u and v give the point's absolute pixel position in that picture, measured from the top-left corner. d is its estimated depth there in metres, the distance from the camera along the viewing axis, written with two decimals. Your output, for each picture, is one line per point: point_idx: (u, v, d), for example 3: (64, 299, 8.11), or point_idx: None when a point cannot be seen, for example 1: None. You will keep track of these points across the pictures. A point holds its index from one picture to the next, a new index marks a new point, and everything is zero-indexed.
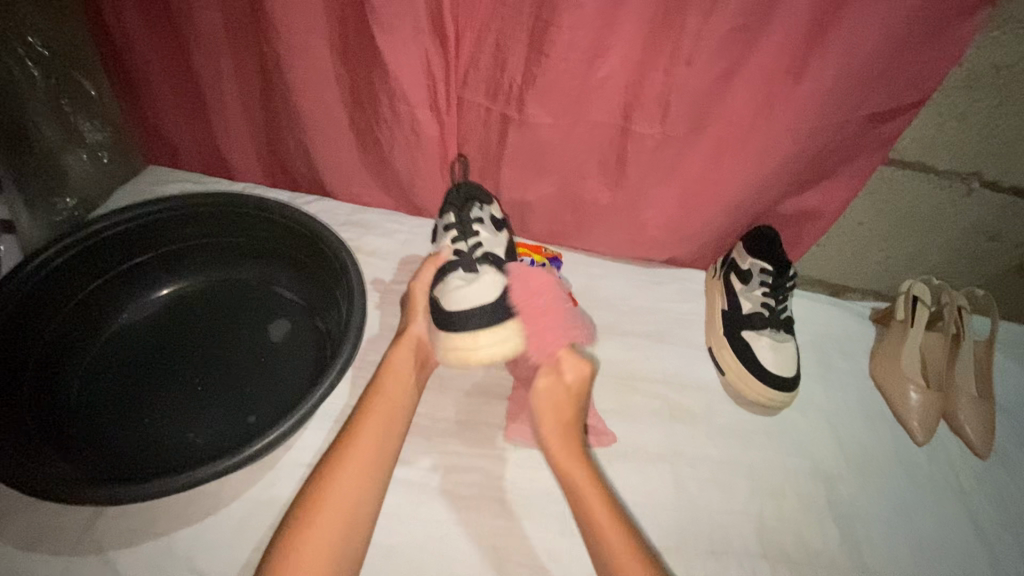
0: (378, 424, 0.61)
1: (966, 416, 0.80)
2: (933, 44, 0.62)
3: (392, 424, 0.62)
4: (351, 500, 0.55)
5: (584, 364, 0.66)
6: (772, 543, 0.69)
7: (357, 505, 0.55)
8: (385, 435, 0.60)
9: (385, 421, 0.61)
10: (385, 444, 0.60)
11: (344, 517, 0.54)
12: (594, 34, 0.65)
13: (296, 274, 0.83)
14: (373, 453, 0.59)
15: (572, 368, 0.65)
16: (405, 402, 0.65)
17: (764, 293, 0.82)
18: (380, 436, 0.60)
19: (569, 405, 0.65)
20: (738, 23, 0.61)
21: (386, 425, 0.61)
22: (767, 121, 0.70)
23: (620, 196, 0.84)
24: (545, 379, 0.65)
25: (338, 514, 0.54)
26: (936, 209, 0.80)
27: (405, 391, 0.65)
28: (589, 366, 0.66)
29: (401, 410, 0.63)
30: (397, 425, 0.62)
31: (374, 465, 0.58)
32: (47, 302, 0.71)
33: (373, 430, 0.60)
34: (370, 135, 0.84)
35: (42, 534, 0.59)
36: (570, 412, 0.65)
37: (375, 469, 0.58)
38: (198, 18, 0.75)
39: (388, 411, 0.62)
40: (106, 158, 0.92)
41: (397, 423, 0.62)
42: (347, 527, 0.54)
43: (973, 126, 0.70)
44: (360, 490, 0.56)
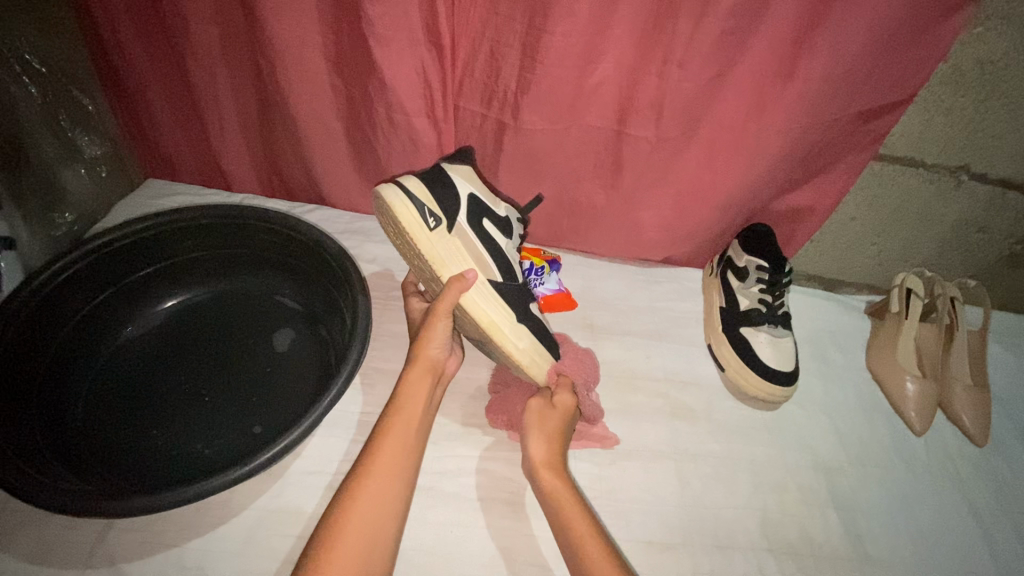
0: (400, 435, 0.61)
1: (962, 405, 0.82)
2: (918, 43, 0.63)
3: (404, 460, 0.59)
4: (366, 542, 0.53)
5: (568, 395, 0.68)
6: (775, 537, 0.70)
7: (373, 546, 0.53)
8: (397, 469, 0.59)
9: (406, 433, 0.61)
10: (398, 480, 0.58)
11: (360, 557, 0.52)
12: (587, 40, 0.66)
13: (298, 284, 0.84)
14: (387, 491, 0.57)
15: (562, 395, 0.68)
16: (419, 431, 0.63)
17: (760, 289, 0.83)
18: (393, 473, 0.58)
19: (557, 429, 0.66)
20: (728, 26, 0.62)
21: (405, 444, 0.61)
22: (758, 122, 0.71)
23: (615, 198, 0.85)
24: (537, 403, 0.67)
25: (355, 553, 0.52)
26: (927, 202, 0.82)
27: (418, 422, 0.63)
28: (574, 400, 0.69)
29: (412, 445, 0.61)
30: (408, 461, 0.60)
31: (388, 502, 0.56)
32: (53, 318, 0.71)
33: (395, 443, 0.60)
34: (366, 143, 0.85)
35: (55, 549, 0.59)
36: (557, 436, 0.65)
37: (390, 510, 0.56)
38: (194, 33, 0.76)
39: (401, 444, 0.60)
40: (104, 172, 0.92)
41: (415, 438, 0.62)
42: (365, 567, 0.52)
43: (960, 120, 0.72)
44: (376, 531, 0.54)
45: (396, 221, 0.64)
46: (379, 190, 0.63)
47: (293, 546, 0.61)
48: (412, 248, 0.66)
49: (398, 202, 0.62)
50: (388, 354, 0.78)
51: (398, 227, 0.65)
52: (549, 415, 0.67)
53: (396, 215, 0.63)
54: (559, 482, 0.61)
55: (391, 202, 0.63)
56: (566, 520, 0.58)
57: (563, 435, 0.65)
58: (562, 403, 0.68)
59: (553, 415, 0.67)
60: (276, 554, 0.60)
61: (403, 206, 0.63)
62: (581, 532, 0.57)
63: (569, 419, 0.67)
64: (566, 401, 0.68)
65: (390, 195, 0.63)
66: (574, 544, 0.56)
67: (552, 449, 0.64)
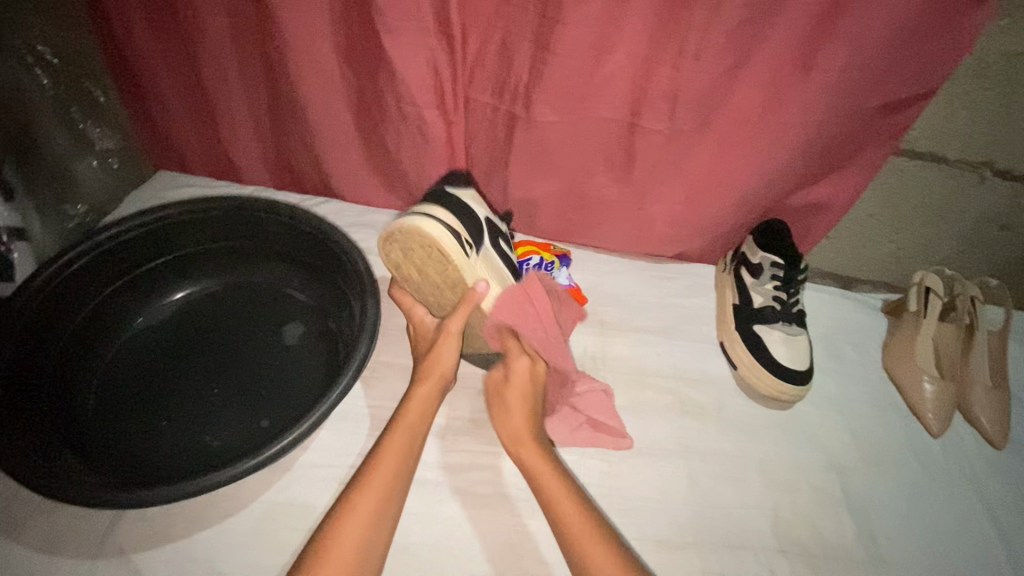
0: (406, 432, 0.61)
1: (980, 406, 0.80)
2: (945, 32, 0.61)
3: (406, 463, 0.59)
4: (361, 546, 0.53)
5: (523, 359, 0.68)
6: (787, 537, 0.69)
7: (367, 550, 0.53)
8: (399, 475, 0.58)
9: (411, 430, 0.61)
10: (397, 486, 0.57)
11: (354, 560, 0.52)
12: (600, 31, 0.65)
13: (307, 277, 0.83)
14: (386, 496, 0.56)
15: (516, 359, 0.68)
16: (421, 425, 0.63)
17: (775, 286, 0.81)
18: (393, 478, 0.57)
19: (519, 399, 0.67)
20: (746, 16, 0.61)
21: (411, 440, 0.61)
22: (776, 114, 0.69)
23: (627, 192, 0.84)
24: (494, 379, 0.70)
25: (349, 555, 0.52)
26: (948, 198, 0.80)
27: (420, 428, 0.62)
28: (528, 358, 0.68)
29: (414, 452, 0.61)
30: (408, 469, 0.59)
31: (386, 508, 0.56)
32: (63, 308, 0.72)
33: (401, 438, 0.60)
34: (375, 135, 0.84)
35: (66, 538, 0.60)
36: (521, 406, 0.66)
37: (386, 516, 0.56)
38: (204, 24, 0.76)
39: (403, 450, 0.60)
40: (115, 163, 0.92)
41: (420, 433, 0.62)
42: (364, 559, 0.52)
43: (984, 114, 0.70)
44: (373, 535, 0.54)
45: (435, 252, 0.60)
46: (414, 225, 0.58)
47: (299, 539, 0.61)
48: (441, 275, 0.63)
49: (440, 233, 0.59)
50: (396, 348, 0.78)
51: (432, 257, 0.61)
52: (506, 389, 0.68)
53: (435, 245, 0.60)
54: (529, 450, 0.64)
55: (432, 234, 0.59)
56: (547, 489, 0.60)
57: (527, 405, 0.66)
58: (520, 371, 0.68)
59: (512, 385, 0.67)
60: (282, 546, 0.60)
61: (444, 237, 0.59)
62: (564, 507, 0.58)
63: (531, 383, 0.68)
64: (522, 365, 0.68)
65: (429, 227, 0.59)
66: (558, 518, 0.58)
67: (514, 421, 0.66)
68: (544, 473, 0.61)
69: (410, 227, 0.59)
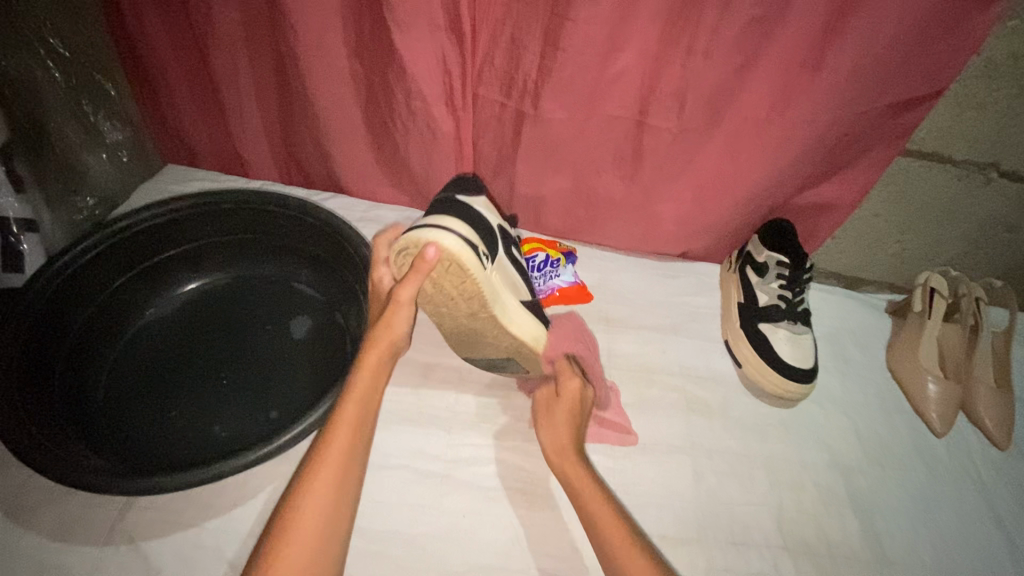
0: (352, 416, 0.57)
1: (985, 407, 0.80)
2: (954, 33, 0.61)
3: (355, 451, 0.56)
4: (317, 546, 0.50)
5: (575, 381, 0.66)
6: (792, 535, 0.69)
7: (329, 538, 0.51)
8: (347, 470, 0.55)
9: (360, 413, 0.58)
10: (345, 483, 0.54)
11: (312, 552, 0.50)
12: (610, 29, 0.65)
13: (316, 272, 0.84)
14: (337, 494, 0.53)
15: (569, 381, 0.67)
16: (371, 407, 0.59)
17: (780, 285, 0.82)
18: (340, 475, 0.54)
19: (568, 418, 0.66)
20: (755, 15, 0.61)
21: (359, 423, 0.57)
22: (783, 113, 0.70)
23: (634, 190, 0.84)
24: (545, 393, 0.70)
25: (304, 554, 0.49)
26: (955, 199, 0.80)
27: (365, 418, 0.58)
28: (580, 381, 0.67)
29: (361, 444, 0.57)
30: (357, 463, 0.56)
31: (339, 507, 0.53)
32: (74, 298, 0.72)
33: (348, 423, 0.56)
34: (384, 131, 0.85)
35: (75, 526, 0.60)
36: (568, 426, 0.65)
37: (342, 514, 0.53)
38: (216, 19, 0.76)
39: (349, 444, 0.56)
40: (125, 157, 0.93)
41: (369, 416, 0.58)
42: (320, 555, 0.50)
43: (992, 116, 0.70)
44: (328, 535, 0.51)
45: (454, 267, 0.57)
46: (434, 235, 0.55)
47: None
48: (461, 290, 0.59)
49: (459, 247, 0.56)
50: None
51: (450, 272, 0.58)
52: (554, 407, 0.67)
53: (454, 260, 0.56)
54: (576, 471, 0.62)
55: (452, 248, 0.56)
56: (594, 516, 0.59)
57: (574, 419, 0.66)
58: (569, 390, 0.67)
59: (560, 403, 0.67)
60: None
61: (465, 250, 0.56)
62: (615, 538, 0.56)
63: (580, 404, 0.67)
64: (569, 387, 0.66)
65: (449, 241, 0.55)
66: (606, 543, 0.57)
67: (560, 432, 0.65)
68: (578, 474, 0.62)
69: (428, 242, 0.56)
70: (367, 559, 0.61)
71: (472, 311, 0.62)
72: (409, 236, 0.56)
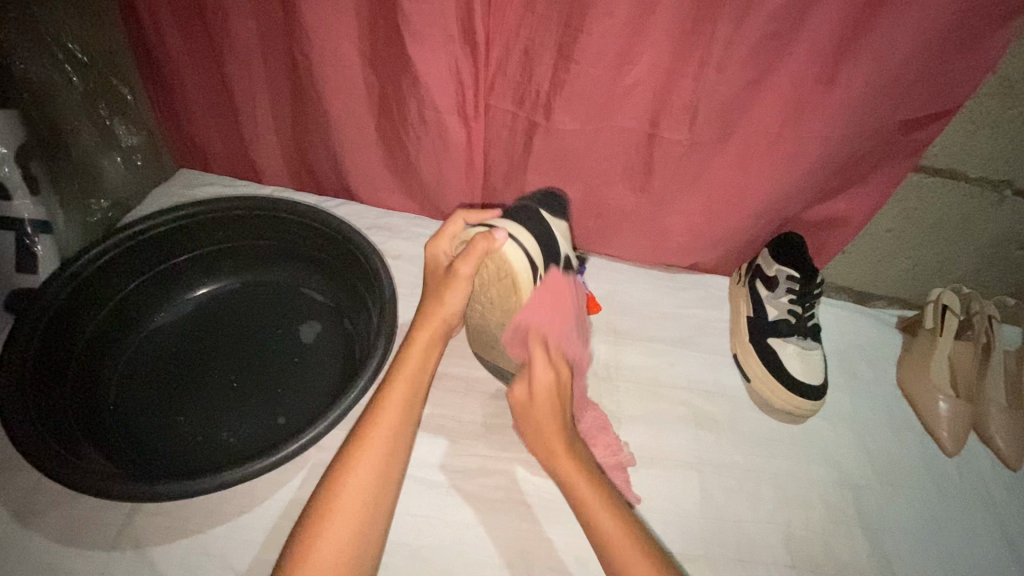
0: (405, 388, 0.59)
1: (996, 426, 0.79)
2: (969, 51, 0.61)
3: (407, 420, 0.58)
4: (357, 532, 0.51)
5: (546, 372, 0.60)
6: (799, 552, 0.69)
7: (376, 498, 0.54)
8: (385, 471, 0.55)
9: (412, 384, 0.60)
10: (396, 449, 0.56)
11: (363, 512, 0.52)
12: (623, 42, 0.65)
13: (326, 278, 0.84)
14: (373, 494, 0.54)
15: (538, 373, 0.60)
16: (422, 379, 0.61)
17: (790, 300, 0.81)
18: (391, 442, 0.56)
19: (548, 414, 0.60)
20: (769, 31, 0.61)
21: (411, 393, 0.59)
22: (796, 128, 0.69)
23: (644, 202, 0.84)
24: (518, 390, 0.62)
25: (354, 513, 0.52)
26: (967, 216, 0.79)
27: (408, 417, 0.58)
28: (552, 371, 0.60)
29: (401, 446, 0.57)
30: (396, 465, 0.56)
31: (389, 470, 0.55)
32: (87, 302, 0.73)
33: (399, 394, 0.59)
34: (395, 139, 0.85)
35: (83, 529, 0.60)
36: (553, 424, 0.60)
37: (377, 515, 0.53)
38: (232, 26, 0.77)
39: (388, 446, 0.56)
40: (139, 161, 0.94)
41: (420, 388, 0.60)
42: (369, 515, 0.53)
43: (1006, 134, 0.70)
44: (377, 496, 0.54)
45: (509, 281, 0.60)
46: (502, 248, 0.58)
47: None
48: (502, 300, 0.62)
49: (521, 265, 0.59)
50: None
51: (503, 284, 0.61)
52: (530, 406, 0.61)
53: (513, 274, 0.59)
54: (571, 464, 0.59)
55: (515, 264, 0.58)
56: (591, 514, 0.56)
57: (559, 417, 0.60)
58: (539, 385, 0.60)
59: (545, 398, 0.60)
60: None
61: (524, 270, 0.59)
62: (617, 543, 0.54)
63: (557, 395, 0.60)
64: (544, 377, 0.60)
65: (512, 256, 0.58)
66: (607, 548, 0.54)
67: (548, 435, 0.60)
68: (579, 477, 0.58)
69: (498, 249, 0.58)
70: None
71: (502, 321, 0.65)
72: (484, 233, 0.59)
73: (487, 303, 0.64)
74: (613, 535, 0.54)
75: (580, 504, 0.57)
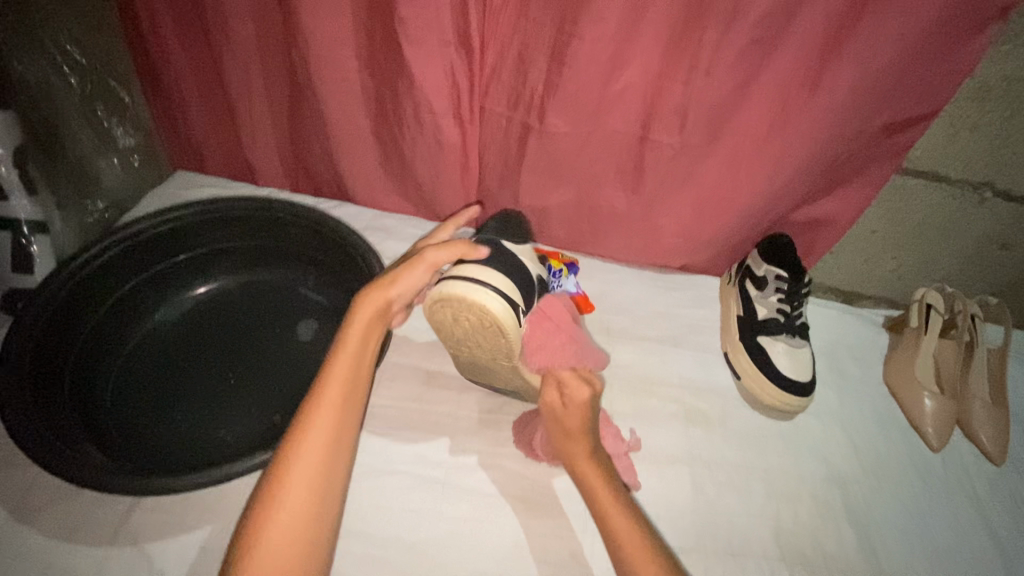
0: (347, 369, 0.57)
1: (979, 423, 0.81)
2: (948, 56, 0.63)
3: (350, 400, 0.56)
4: (307, 520, 0.50)
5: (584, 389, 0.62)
6: (789, 546, 0.70)
7: (326, 482, 0.53)
8: (333, 450, 0.54)
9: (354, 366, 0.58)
10: (341, 432, 0.55)
11: (311, 500, 0.51)
12: (614, 47, 0.67)
13: (322, 278, 0.85)
14: (321, 478, 0.52)
15: (574, 390, 0.62)
16: (367, 359, 0.59)
17: (779, 299, 0.83)
18: (336, 425, 0.55)
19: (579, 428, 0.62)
20: (755, 37, 0.63)
21: (353, 373, 0.58)
22: (782, 131, 0.71)
23: (636, 203, 0.86)
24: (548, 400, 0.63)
25: (301, 502, 0.51)
26: (950, 216, 0.81)
27: (352, 396, 0.57)
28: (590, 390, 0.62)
29: (347, 424, 0.56)
30: (344, 446, 0.55)
31: (335, 453, 0.54)
32: (85, 301, 0.74)
33: (342, 377, 0.57)
34: (391, 141, 0.87)
35: (81, 525, 0.61)
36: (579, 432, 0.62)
37: (325, 509, 0.52)
38: (232, 29, 0.78)
39: (333, 425, 0.55)
40: (136, 162, 0.94)
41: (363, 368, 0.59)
42: (318, 501, 0.52)
43: (985, 136, 0.72)
44: (325, 480, 0.52)
45: (495, 326, 0.59)
46: (480, 298, 0.58)
47: None
48: (491, 342, 0.62)
49: (502, 310, 0.58)
50: (406, 351, 0.80)
51: (488, 329, 0.60)
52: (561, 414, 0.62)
53: (497, 322, 0.59)
54: (594, 471, 0.61)
55: (494, 309, 0.58)
56: (607, 516, 0.58)
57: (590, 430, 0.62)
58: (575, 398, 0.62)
59: (566, 417, 0.62)
60: None
61: (506, 311, 0.59)
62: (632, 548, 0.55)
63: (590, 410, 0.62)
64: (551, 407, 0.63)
65: (491, 302, 0.58)
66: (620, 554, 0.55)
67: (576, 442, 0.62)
68: (597, 484, 0.60)
69: (472, 300, 0.58)
70: (367, 563, 0.61)
71: (493, 356, 0.64)
72: (452, 288, 0.58)
73: (474, 346, 0.64)
74: (625, 538, 0.56)
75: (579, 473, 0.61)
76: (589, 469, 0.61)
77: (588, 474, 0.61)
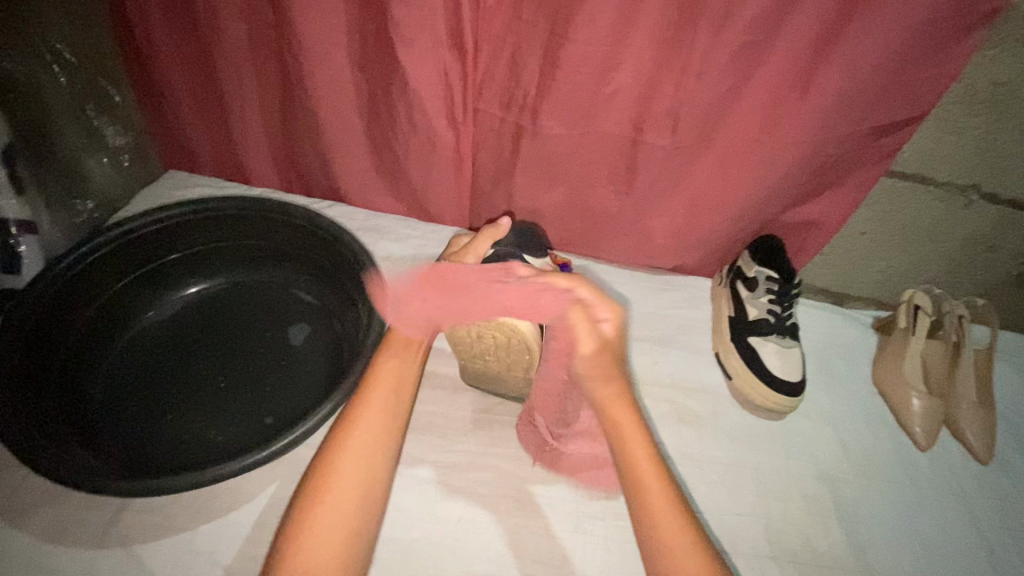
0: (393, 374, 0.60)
1: (966, 421, 0.82)
2: (935, 60, 0.64)
3: (395, 405, 0.58)
4: (351, 516, 0.52)
5: (614, 313, 0.60)
6: (780, 544, 0.71)
7: (370, 482, 0.54)
8: (376, 452, 0.55)
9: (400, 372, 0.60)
10: (385, 435, 0.56)
11: (356, 498, 0.52)
12: (606, 50, 0.68)
13: (315, 279, 0.85)
14: (366, 478, 0.54)
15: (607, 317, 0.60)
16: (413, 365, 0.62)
17: (770, 299, 0.83)
18: (380, 428, 0.56)
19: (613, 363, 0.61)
20: (746, 40, 0.64)
21: (399, 379, 0.60)
22: (772, 133, 0.72)
23: (629, 205, 0.86)
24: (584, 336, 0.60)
25: (346, 499, 0.52)
26: (938, 219, 0.83)
27: (396, 401, 0.59)
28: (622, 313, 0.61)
29: (391, 428, 0.57)
30: (388, 448, 0.56)
31: (379, 455, 0.55)
32: (74, 301, 0.73)
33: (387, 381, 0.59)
34: (384, 141, 0.86)
35: (70, 527, 0.60)
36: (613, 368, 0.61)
37: (370, 515, 0.53)
38: (223, 29, 0.78)
39: (376, 428, 0.56)
40: (126, 161, 0.94)
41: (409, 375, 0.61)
42: (362, 500, 0.53)
43: (973, 140, 0.73)
44: (369, 480, 0.54)
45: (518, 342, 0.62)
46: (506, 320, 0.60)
47: None
48: (509, 353, 0.65)
49: (527, 328, 0.60)
50: None
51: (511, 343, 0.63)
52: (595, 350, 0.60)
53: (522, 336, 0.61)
54: (631, 421, 0.58)
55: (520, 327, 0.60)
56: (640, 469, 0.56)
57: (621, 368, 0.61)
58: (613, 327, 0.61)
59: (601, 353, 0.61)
60: None
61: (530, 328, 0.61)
62: (660, 508, 0.53)
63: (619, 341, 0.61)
64: (590, 343, 0.60)
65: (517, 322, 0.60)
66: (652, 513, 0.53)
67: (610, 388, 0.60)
68: (632, 433, 0.58)
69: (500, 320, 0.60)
70: None
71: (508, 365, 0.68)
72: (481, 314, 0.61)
73: (494, 356, 0.67)
74: (654, 493, 0.54)
75: (624, 442, 0.57)
76: (624, 419, 0.59)
77: (623, 424, 0.58)
